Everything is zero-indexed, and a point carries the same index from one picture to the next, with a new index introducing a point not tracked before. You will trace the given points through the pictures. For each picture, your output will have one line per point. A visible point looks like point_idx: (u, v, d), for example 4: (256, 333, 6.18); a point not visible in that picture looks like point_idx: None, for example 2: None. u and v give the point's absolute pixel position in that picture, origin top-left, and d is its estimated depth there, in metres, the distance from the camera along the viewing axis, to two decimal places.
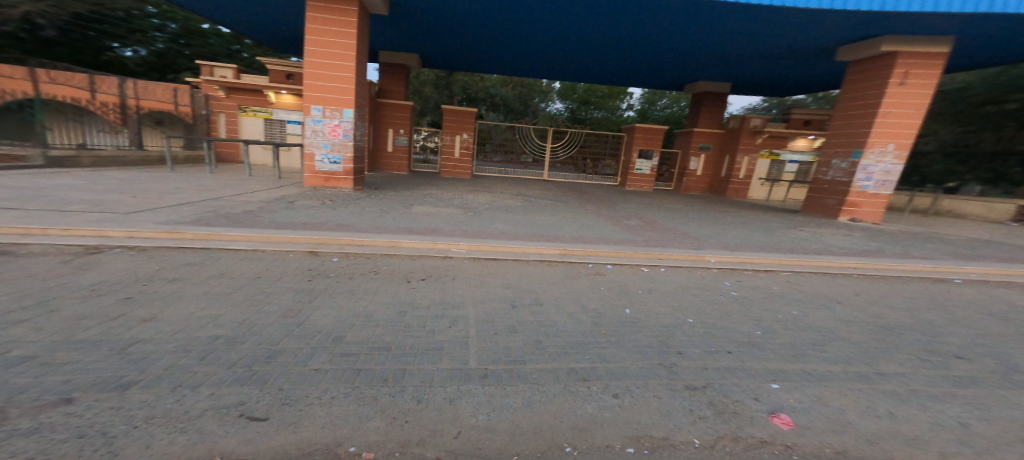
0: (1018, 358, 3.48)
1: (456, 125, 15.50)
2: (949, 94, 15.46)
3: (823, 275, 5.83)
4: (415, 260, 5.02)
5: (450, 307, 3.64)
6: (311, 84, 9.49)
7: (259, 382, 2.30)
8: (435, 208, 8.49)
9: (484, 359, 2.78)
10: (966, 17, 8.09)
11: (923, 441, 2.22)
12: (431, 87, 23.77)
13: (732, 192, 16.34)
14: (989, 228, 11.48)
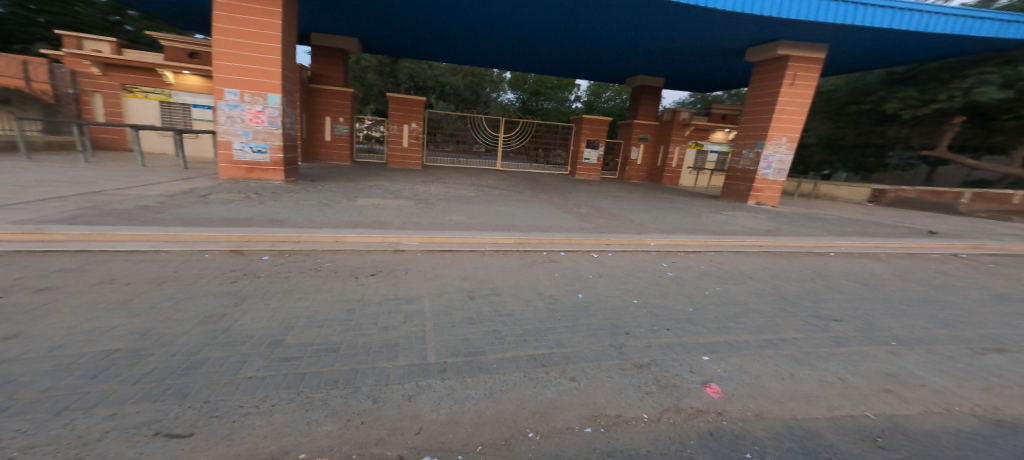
0: (882, 317, 4.14)
1: (402, 113, 14.87)
2: (823, 95, 17.66)
3: (745, 254, 6.47)
4: (363, 255, 4.81)
5: (405, 302, 3.56)
6: (224, 65, 8.59)
7: (177, 396, 2.09)
8: (378, 200, 8.19)
9: (442, 353, 2.76)
10: (851, 26, 9.27)
11: (814, 397, 2.58)
12: (374, 73, 22.31)
13: (667, 180, 17.50)
14: (851, 207, 13.60)
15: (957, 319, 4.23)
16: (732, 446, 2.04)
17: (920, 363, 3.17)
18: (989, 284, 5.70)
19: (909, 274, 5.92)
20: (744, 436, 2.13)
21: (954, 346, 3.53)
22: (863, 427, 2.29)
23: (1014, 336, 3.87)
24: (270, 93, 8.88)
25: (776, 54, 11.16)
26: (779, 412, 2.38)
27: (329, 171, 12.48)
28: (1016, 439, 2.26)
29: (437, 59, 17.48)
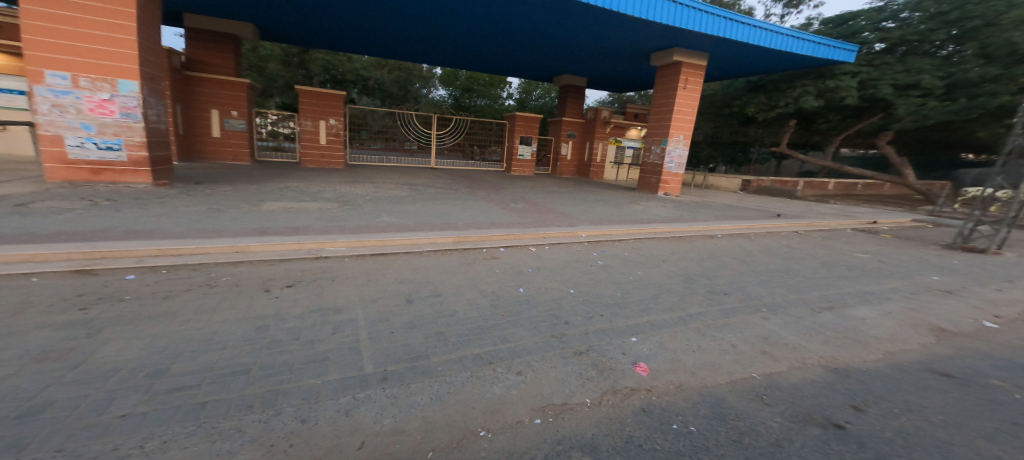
0: (761, 287, 4.88)
1: (318, 108, 13.73)
2: (704, 99, 19.88)
3: (662, 240, 7.14)
4: (277, 265, 4.37)
5: (334, 312, 3.30)
6: (48, 42, 7.10)
7: (14, 450, 1.70)
8: (289, 202, 7.49)
9: (381, 362, 2.62)
10: (728, 38, 10.70)
11: (718, 365, 2.94)
12: (279, 63, 20.28)
13: (592, 174, 18.61)
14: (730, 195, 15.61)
15: (810, 284, 5.14)
16: (661, 419, 2.24)
17: (783, 325, 3.78)
18: (830, 255, 6.95)
19: (777, 250, 7.01)
20: (670, 408, 2.36)
21: (804, 307, 4.28)
22: (754, 388, 2.66)
23: (844, 294, 4.81)
24: (121, 78, 7.62)
25: (672, 59, 12.45)
26: (691, 382, 2.67)
27: (229, 172, 11.07)
28: (850, 382, 2.81)
29: (354, 51, 16.47)
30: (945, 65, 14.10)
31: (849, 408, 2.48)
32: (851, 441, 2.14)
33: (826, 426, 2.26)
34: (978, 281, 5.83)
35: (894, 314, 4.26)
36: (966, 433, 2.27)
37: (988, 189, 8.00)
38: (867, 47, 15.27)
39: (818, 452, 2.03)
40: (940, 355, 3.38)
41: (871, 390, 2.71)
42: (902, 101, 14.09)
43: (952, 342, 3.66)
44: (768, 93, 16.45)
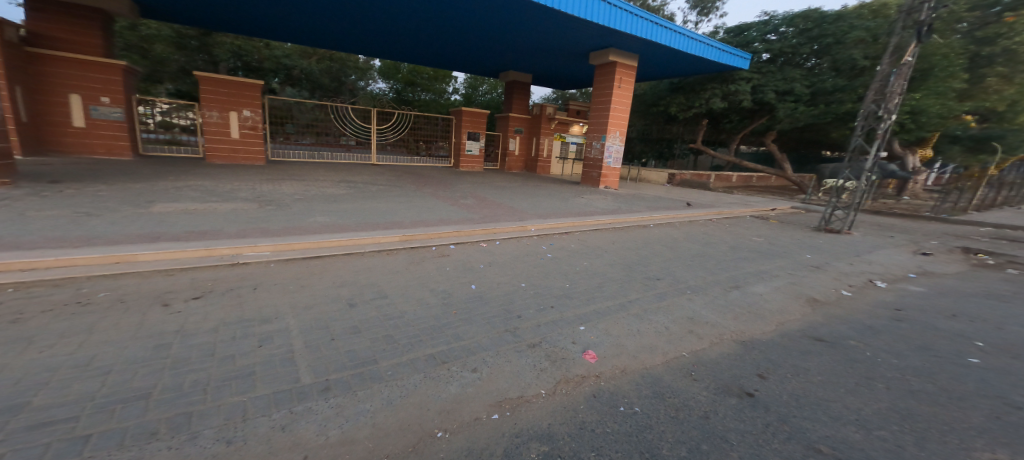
0: (688, 272, 5.35)
1: (227, 98, 12.07)
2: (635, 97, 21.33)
3: (603, 231, 7.50)
4: (178, 276, 3.86)
5: (261, 323, 3.02)
6: None
7: None
8: (192, 203, 6.69)
9: (321, 371, 2.45)
10: (653, 42, 11.49)
11: (654, 347, 3.17)
12: (170, 46, 17.25)
13: (540, 169, 18.92)
14: (659, 188, 16.82)
15: (725, 266, 5.74)
16: (609, 403, 2.37)
17: (704, 304, 4.19)
18: (737, 239, 7.80)
19: (700, 237, 7.73)
20: (617, 392, 2.50)
21: (718, 287, 4.78)
22: (684, 366, 2.91)
23: (747, 274, 5.45)
24: None
25: (607, 59, 13.12)
26: (634, 366, 2.85)
27: (112, 170, 9.56)
28: (755, 353, 3.20)
29: (275, 37, 15.12)
30: (812, 76, 16.54)
31: (756, 376, 2.82)
32: (759, 407, 2.43)
33: (741, 395, 2.55)
34: (853, 258, 6.94)
35: (788, 290, 4.92)
36: (840, 390, 2.69)
37: (838, 180, 9.55)
38: (757, 57, 17.26)
39: (736, 419, 2.28)
40: (817, 322, 3.98)
41: (772, 359, 3.10)
42: (781, 106, 16.21)
43: (821, 311, 4.34)
44: (685, 94, 17.94)
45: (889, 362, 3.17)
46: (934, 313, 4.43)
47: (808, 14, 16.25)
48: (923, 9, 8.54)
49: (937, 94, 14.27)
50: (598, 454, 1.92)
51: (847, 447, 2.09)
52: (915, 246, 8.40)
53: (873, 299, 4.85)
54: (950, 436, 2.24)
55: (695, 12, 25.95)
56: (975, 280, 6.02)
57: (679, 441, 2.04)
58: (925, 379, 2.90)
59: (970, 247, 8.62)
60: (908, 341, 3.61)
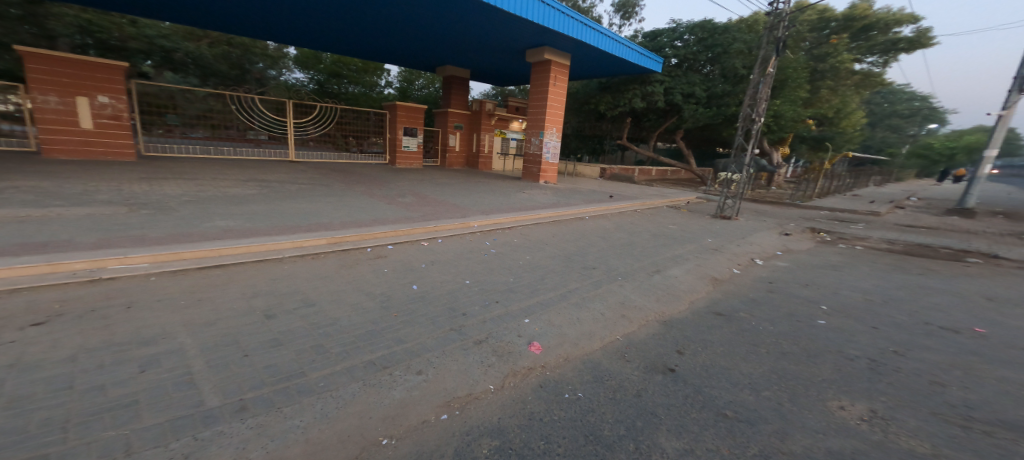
0: (615, 259, 5.72)
1: (70, 81, 9.89)
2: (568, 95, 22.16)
3: (542, 225, 7.71)
4: (10, 299, 3.16)
5: (142, 345, 2.60)
6: None
7: None
8: (39, 211, 5.53)
9: (234, 390, 2.21)
10: (580, 42, 12.03)
11: (593, 333, 3.36)
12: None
13: (482, 165, 18.83)
14: (592, 181, 17.71)
15: (648, 253, 6.24)
16: (555, 392, 2.46)
17: (633, 289, 4.52)
18: (658, 228, 8.49)
19: (627, 227, 8.29)
20: (561, 380, 2.60)
21: (642, 273, 5.16)
22: (619, 349, 3.12)
23: (666, 258, 5.97)
24: None
25: (543, 57, 13.43)
26: (576, 353, 2.99)
27: None
28: (674, 330, 3.54)
29: (165, 16, 13.12)
30: (706, 81, 18.45)
31: (675, 353, 3.11)
32: (680, 381, 2.68)
33: (665, 371, 2.79)
34: (748, 240, 7.95)
35: (696, 272, 5.47)
36: (738, 358, 3.06)
37: (727, 173, 10.74)
38: (667, 61, 18.67)
39: (663, 395, 2.49)
40: (718, 299, 4.51)
41: (686, 335, 3.44)
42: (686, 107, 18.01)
43: (721, 288, 4.93)
44: (613, 93, 18.98)
45: (773, 329, 3.68)
46: (803, 284, 5.25)
47: (704, 24, 18.05)
48: (780, 27, 10.03)
49: (790, 101, 17.00)
50: (546, 442, 1.97)
51: (746, 409, 2.38)
52: (782, 228, 9.87)
53: (755, 274, 5.63)
54: (815, 389, 2.67)
55: (619, 16, 27.55)
56: (823, 254, 7.23)
57: (618, 421, 2.18)
58: (795, 342, 3.43)
59: (820, 227, 10.38)
60: (783, 310, 4.23)
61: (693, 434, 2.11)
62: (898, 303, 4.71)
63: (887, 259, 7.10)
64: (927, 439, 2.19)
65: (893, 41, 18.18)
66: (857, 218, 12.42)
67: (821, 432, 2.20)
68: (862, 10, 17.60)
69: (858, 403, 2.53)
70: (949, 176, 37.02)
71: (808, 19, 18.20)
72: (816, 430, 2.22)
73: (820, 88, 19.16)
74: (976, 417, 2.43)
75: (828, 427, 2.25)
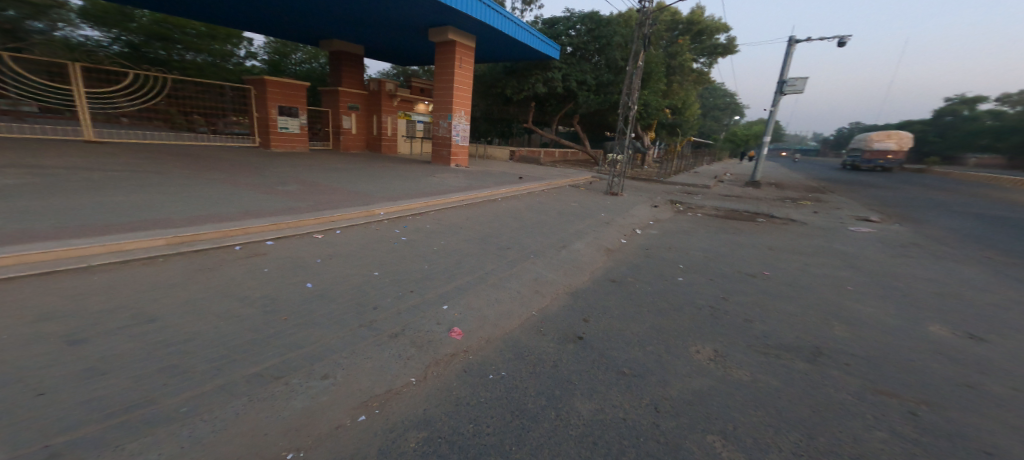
0: (525, 238, 5.95)
1: None
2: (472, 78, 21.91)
3: (453, 209, 7.60)
4: None
5: None
6: None
7: None
8: None
9: (49, 435, 1.73)
10: (482, 24, 11.92)
11: (511, 312, 3.49)
12: None
13: (386, 148, 17.66)
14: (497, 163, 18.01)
15: (554, 229, 6.64)
16: (479, 374, 2.50)
17: (545, 265, 4.78)
18: (561, 206, 9.08)
19: (536, 206, 8.68)
20: (484, 361, 2.66)
21: (551, 249, 5.48)
22: (535, 324, 3.30)
23: (570, 234, 6.43)
24: None
25: (445, 37, 12.97)
26: (497, 334, 3.08)
27: None
28: (580, 300, 3.87)
29: None
30: (594, 70, 19.88)
31: (581, 321, 3.40)
32: (587, 346, 2.95)
33: (575, 340, 3.05)
34: (634, 214, 9.01)
35: (596, 244, 6.02)
36: (628, 319, 3.49)
37: (614, 155, 11.86)
38: (563, 49, 19.61)
39: (574, 361, 2.72)
40: (612, 267, 5.05)
41: (591, 304, 3.78)
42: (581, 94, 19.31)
43: (614, 257, 5.52)
44: (517, 78, 19.35)
45: (656, 290, 4.28)
46: (672, 249, 6.17)
47: (593, 16, 19.28)
48: (647, 24, 11.29)
49: (654, 92, 19.52)
50: (475, 425, 2.00)
51: (639, 364, 2.74)
52: (651, 201, 11.43)
53: (638, 243, 6.44)
54: (685, 339, 3.19)
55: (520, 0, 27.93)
56: (679, 221, 8.62)
57: (539, 392, 2.32)
58: (671, 299, 4.02)
59: (674, 198, 12.30)
60: (662, 273, 4.92)
61: (602, 393, 2.36)
62: (737, 258, 5.85)
63: (730, 223, 8.78)
64: (748, 368, 2.78)
65: (713, 46, 23.13)
66: (698, 190, 14.99)
67: (688, 374, 2.65)
68: (700, 16, 21.89)
69: (708, 346, 3.09)
70: (745, 157, 47.95)
71: (667, 19, 21.40)
72: (686, 374, 2.65)
73: (674, 82, 22.55)
74: (776, 344, 3.19)
75: (694, 370, 2.72)
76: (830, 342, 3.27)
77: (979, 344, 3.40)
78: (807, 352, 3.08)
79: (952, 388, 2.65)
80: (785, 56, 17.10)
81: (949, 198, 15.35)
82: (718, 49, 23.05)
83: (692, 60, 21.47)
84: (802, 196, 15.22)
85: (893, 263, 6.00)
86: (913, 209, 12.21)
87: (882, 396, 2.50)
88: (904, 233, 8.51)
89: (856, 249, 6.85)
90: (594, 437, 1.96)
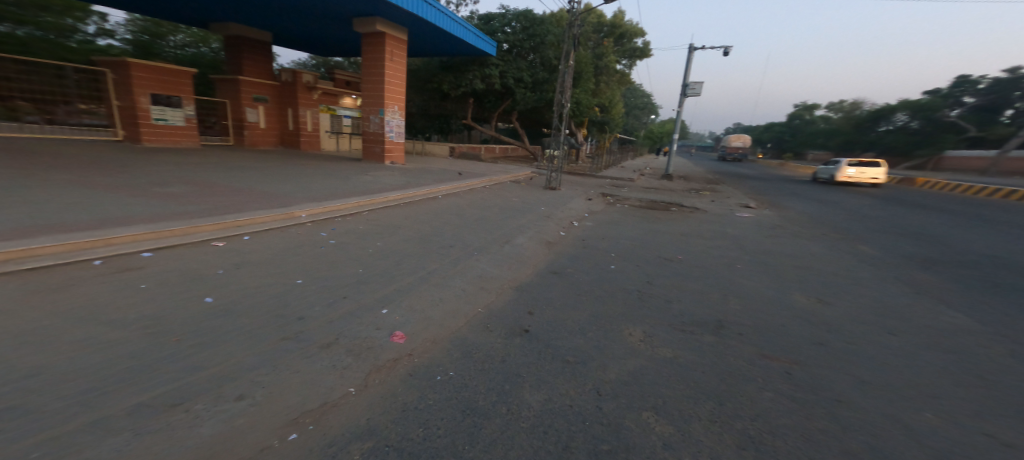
0: (467, 235, 5.89)
1: None
2: None
3: (388, 208, 7.27)
4: None
5: None
6: None
7: None
8: None
9: None
10: (414, 16, 11.48)
11: (456, 311, 3.46)
12: None
13: (306, 144, 16.43)
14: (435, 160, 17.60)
15: (496, 225, 6.67)
16: (426, 376, 2.44)
17: (489, 261, 4.79)
18: (501, 201, 9.13)
19: (477, 203, 8.63)
20: (430, 363, 2.60)
21: (494, 245, 5.50)
22: (481, 321, 3.30)
23: (512, 229, 6.50)
24: None
25: (373, 27, 12.30)
26: (442, 334, 3.03)
27: None
28: (524, 294, 3.95)
29: None
30: (530, 68, 20.23)
31: (526, 314, 3.47)
32: (533, 339, 3.02)
33: (521, 333, 3.10)
34: (570, 207, 9.35)
35: (538, 238, 6.15)
36: (570, 309, 3.63)
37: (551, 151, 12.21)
38: (499, 46, 19.64)
39: (521, 354, 2.77)
40: (553, 260, 5.20)
41: (534, 297, 3.87)
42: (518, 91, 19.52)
43: (555, 250, 5.70)
44: (454, 74, 19.04)
45: (594, 279, 4.50)
46: (606, 239, 6.52)
47: (526, 14, 19.52)
48: (577, 26, 11.71)
49: (585, 91, 20.41)
50: (424, 428, 1.94)
51: (581, 352, 2.86)
52: (586, 195, 11.98)
53: (576, 235, 6.71)
54: (621, 323, 3.40)
55: None
56: (611, 213, 9.14)
57: (489, 389, 2.33)
58: (608, 287, 4.26)
59: (605, 191, 13.06)
60: (599, 262, 5.18)
61: (549, 383, 2.43)
62: (664, 245, 6.36)
63: (655, 213, 9.53)
64: (673, 346, 3.05)
65: (633, 50, 24.76)
66: (625, 184, 16.03)
67: (624, 357, 2.83)
68: (621, 20, 23.34)
69: (639, 328, 3.33)
70: (660, 152, 52.72)
71: (593, 21, 22.46)
72: (621, 357, 2.84)
73: (602, 81, 23.75)
74: (698, 323, 3.52)
75: (630, 352, 2.92)
76: (735, 316, 3.71)
77: (847, 308, 4.09)
78: (724, 327, 3.45)
79: (828, 347, 3.16)
80: (686, 61, 19.02)
81: (816, 188, 18.36)
82: (636, 52, 24.75)
83: (616, 61, 22.83)
84: (712, 187, 17.05)
85: (785, 244, 6.96)
86: (791, 198, 14.39)
87: (779, 360, 2.90)
88: (788, 218, 9.96)
89: (752, 232, 7.84)
90: (544, 426, 2.01)
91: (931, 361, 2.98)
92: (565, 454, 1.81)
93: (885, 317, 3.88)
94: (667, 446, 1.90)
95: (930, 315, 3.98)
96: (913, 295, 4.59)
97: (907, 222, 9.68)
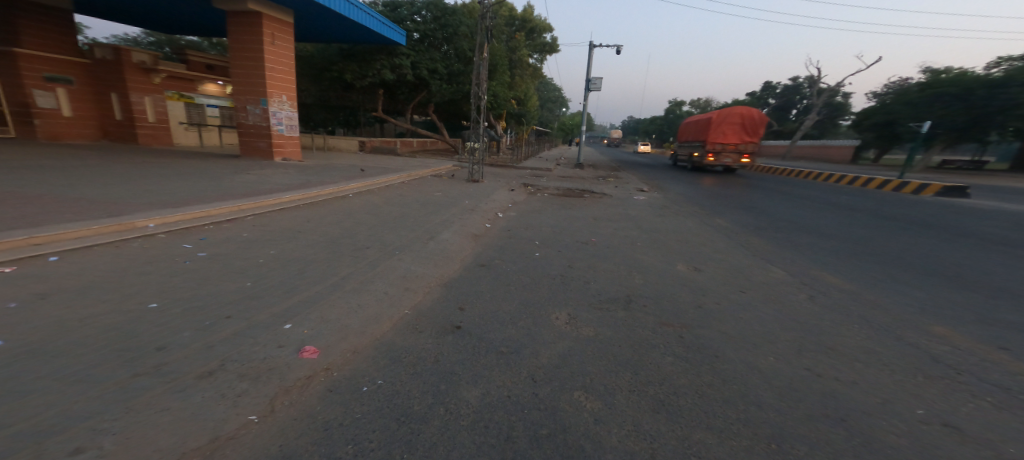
0: (383, 235, 5.56)
1: None
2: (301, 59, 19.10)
3: (285, 211, 6.55)
4: None
5: None
6: None
7: None
8: None
9: None
10: None
11: (378, 316, 3.26)
12: None
13: (150, 137, 14.23)
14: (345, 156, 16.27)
15: (416, 222, 6.41)
16: (350, 389, 2.27)
17: (410, 260, 4.60)
18: (419, 197, 8.80)
19: (394, 200, 8.19)
20: (353, 376, 2.42)
21: (417, 242, 5.29)
22: (408, 323, 3.17)
23: (433, 225, 6.32)
24: None
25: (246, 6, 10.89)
26: (364, 342, 2.84)
27: None
28: (452, 290, 3.88)
29: None
30: (444, 59, 19.75)
31: (456, 311, 3.43)
32: (465, 334, 3.00)
33: (452, 330, 3.06)
34: (491, 199, 9.38)
35: (464, 233, 6.05)
36: (499, 300, 3.68)
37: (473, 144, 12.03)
38: (409, 35, 18.79)
39: (455, 352, 2.73)
40: (479, 253, 5.19)
41: (462, 292, 3.84)
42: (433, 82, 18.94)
43: (480, 243, 5.68)
44: (358, 62, 17.81)
45: (516, 268, 4.60)
46: (527, 228, 6.68)
47: (437, 3, 18.98)
48: (487, 18, 11.70)
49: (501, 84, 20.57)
50: (355, 444, 1.80)
51: (513, 341, 2.92)
52: (508, 186, 12.14)
53: (499, 226, 6.77)
54: (547, 309, 3.54)
55: None
56: (531, 203, 9.42)
57: (423, 392, 2.26)
58: (532, 276, 4.37)
59: (525, 181, 13.45)
60: (523, 252, 5.29)
61: (484, 376, 2.45)
62: (581, 230, 6.74)
63: (569, 200, 10.06)
64: (595, 324, 3.28)
65: (544, 45, 25.63)
66: (544, 174, 16.63)
67: (553, 341, 2.96)
68: (530, 15, 23.98)
69: (565, 311, 3.51)
70: (569, 143, 56.07)
71: (504, 15, 22.69)
72: (550, 341, 2.95)
73: (517, 75, 24.25)
74: (614, 301, 3.81)
75: (558, 335, 3.06)
76: (643, 290, 4.11)
77: (730, 273, 4.77)
78: (636, 302, 3.79)
79: (715, 309, 3.67)
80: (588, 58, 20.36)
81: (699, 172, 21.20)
82: (546, 48, 25.61)
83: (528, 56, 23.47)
84: (617, 174, 18.58)
85: (682, 222, 7.86)
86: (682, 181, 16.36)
87: (680, 325, 3.30)
88: (680, 199, 11.31)
89: (654, 213, 8.71)
90: (483, 421, 2.01)
91: (789, 312, 3.65)
92: (507, 446, 1.82)
93: (757, 278, 4.62)
94: (599, 420, 2.04)
95: (788, 273, 4.85)
96: (779, 258, 5.51)
97: (769, 198, 11.64)
